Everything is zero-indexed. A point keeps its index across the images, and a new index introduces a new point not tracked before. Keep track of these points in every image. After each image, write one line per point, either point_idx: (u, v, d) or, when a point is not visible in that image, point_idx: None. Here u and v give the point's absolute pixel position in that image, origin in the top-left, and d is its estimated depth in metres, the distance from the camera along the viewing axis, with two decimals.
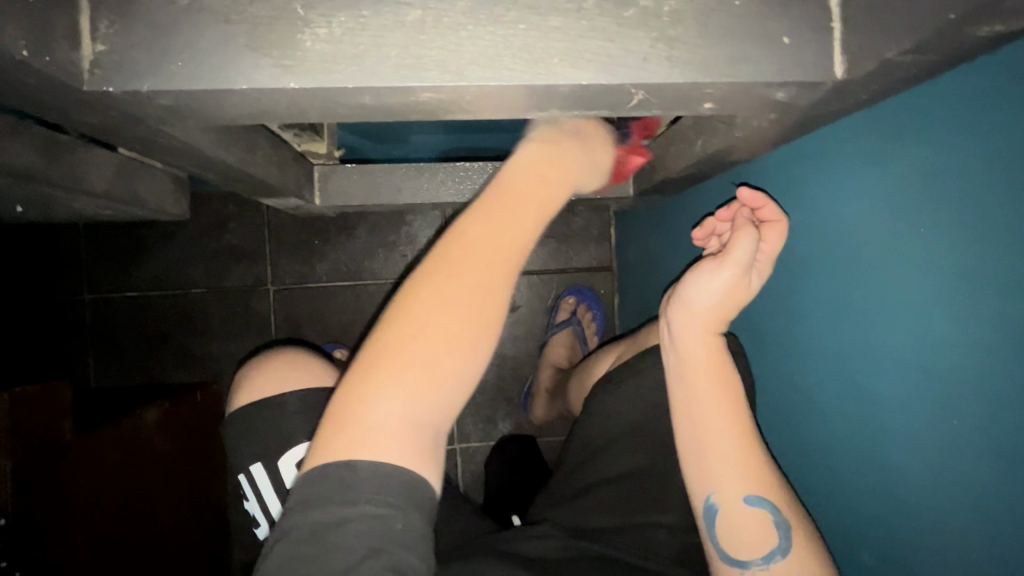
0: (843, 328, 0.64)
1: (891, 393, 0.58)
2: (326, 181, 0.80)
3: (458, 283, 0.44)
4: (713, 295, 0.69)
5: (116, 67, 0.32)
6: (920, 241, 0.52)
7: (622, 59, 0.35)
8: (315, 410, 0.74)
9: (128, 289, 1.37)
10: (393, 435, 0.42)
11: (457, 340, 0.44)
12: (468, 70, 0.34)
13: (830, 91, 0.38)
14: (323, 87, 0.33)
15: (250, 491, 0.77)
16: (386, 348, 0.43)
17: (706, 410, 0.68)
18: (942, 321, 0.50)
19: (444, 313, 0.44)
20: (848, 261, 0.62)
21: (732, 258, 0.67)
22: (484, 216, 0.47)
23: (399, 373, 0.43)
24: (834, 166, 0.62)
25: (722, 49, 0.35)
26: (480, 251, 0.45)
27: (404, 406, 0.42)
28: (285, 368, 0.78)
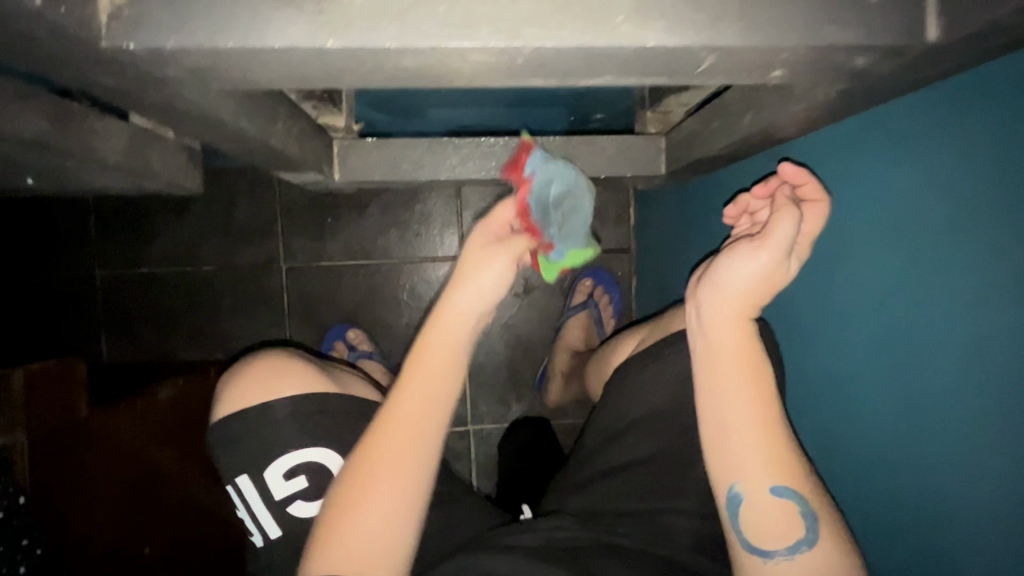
0: (885, 318, 0.60)
1: (926, 386, 0.55)
2: (345, 155, 0.77)
3: (382, 451, 0.53)
4: (745, 280, 0.65)
5: (134, 21, 0.29)
6: (990, 226, 0.47)
7: (692, 18, 0.31)
8: (305, 415, 0.76)
9: (139, 265, 1.36)
10: (360, 555, 0.51)
11: (393, 465, 0.52)
12: (520, 30, 0.31)
13: (915, 59, 0.35)
14: (362, 46, 0.30)
15: (239, 501, 0.80)
16: (341, 504, 0.52)
17: (733, 397, 0.65)
18: (1008, 314, 0.47)
19: (380, 454, 0.52)
20: (892, 245, 0.58)
21: (772, 241, 0.63)
22: (402, 389, 0.54)
23: (351, 525, 0.51)
24: (895, 141, 0.57)
25: (802, 9, 0.32)
26: (411, 407, 0.53)
27: (358, 535, 0.51)
28: (270, 372, 0.79)
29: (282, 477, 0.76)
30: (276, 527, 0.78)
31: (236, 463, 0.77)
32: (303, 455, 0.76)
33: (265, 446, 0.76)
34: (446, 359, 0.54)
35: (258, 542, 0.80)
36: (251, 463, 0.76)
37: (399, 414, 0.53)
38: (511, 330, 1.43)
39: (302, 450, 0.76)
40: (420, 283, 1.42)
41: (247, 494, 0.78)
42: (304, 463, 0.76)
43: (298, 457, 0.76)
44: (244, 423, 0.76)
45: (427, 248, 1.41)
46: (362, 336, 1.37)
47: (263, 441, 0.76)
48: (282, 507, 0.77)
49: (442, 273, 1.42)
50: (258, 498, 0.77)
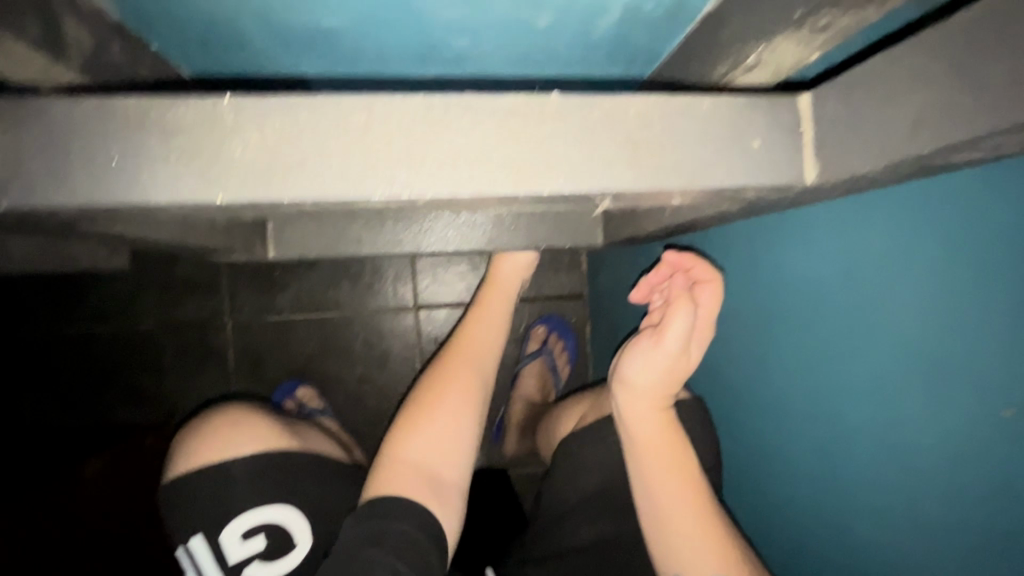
0: (810, 404, 0.62)
1: (841, 462, 0.59)
2: (280, 231, 0.76)
3: (450, 372, 0.76)
4: (653, 374, 0.67)
5: (10, 178, 0.28)
6: (897, 327, 0.50)
7: (586, 165, 0.32)
8: (261, 472, 0.75)
9: (71, 325, 1.28)
10: (425, 458, 0.70)
11: (456, 393, 0.74)
12: (419, 178, 0.31)
13: (802, 191, 0.37)
14: (254, 199, 0.30)
15: (186, 568, 0.74)
16: (410, 418, 0.72)
17: (662, 484, 0.66)
18: (921, 409, 0.49)
19: (448, 380, 0.75)
20: (799, 327, 0.63)
21: (666, 338, 0.66)
22: (472, 324, 0.83)
23: (430, 426, 0.71)
24: (801, 240, 0.61)
25: (690, 153, 0.33)
26: (471, 353, 0.79)
27: (425, 444, 0.70)
28: (230, 431, 0.78)
29: (237, 538, 0.73)
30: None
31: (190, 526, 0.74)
32: (264, 513, 0.73)
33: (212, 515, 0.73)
34: (494, 323, 0.84)
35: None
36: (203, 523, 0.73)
37: (461, 362, 0.78)
38: None
39: (259, 508, 0.73)
40: (372, 334, 1.40)
41: (196, 557, 0.74)
42: (264, 522, 0.73)
43: (255, 518, 0.73)
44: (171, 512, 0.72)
45: (380, 299, 1.40)
46: (313, 393, 1.32)
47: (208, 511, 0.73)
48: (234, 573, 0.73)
49: (395, 324, 1.41)
50: (209, 560, 0.73)
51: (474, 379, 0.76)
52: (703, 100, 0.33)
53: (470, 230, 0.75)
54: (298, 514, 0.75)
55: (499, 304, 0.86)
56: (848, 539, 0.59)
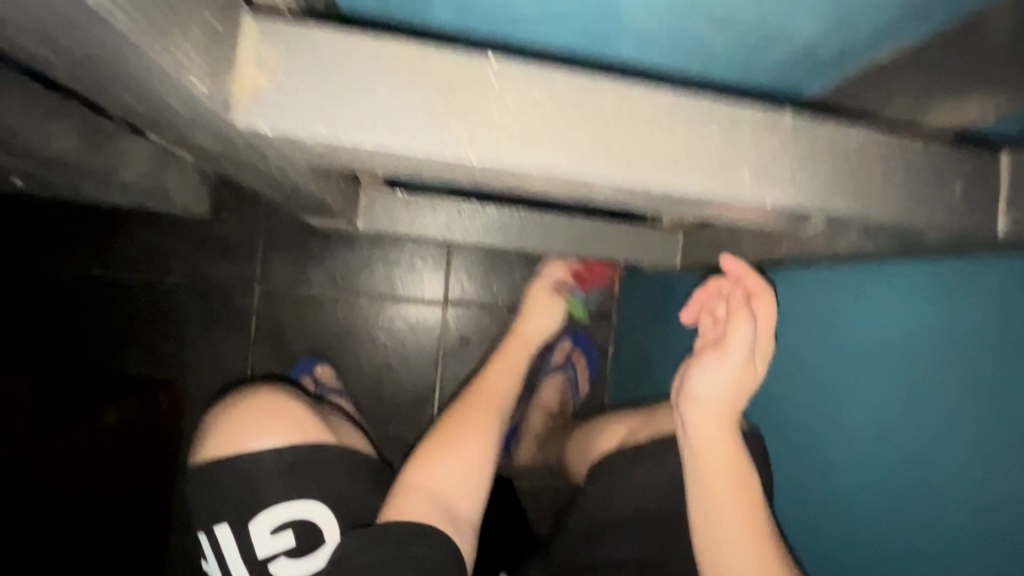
0: (845, 460, 0.64)
1: (879, 526, 0.58)
2: (371, 203, 0.75)
3: (474, 409, 0.73)
4: (717, 388, 0.69)
5: (271, 101, 0.27)
6: (937, 389, 0.54)
7: (808, 185, 0.33)
8: (291, 467, 0.68)
9: (96, 268, 1.24)
10: (442, 489, 0.66)
11: (475, 430, 0.71)
12: (655, 171, 0.31)
13: (979, 241, 0.38)
14: (501, 163, 0.30)
15: (208, 549, 0.69)
16: (432, 443, 0.69)
17: (722, 510, 0.65)
18: (957, 466, 0.52)
19: (469, 415, 0.72)
20: (852, 386, 0.63)
21: (732, 350, 0.67)
22: (497, 368, 0.80)
23: (448, 455, 0.68)
24: (849, 308, 0.65)
25: (901, 188, 0.34)
26: (491, 393, 0.76)
27: (445, 474, 0.66)
28: (262, 416, 0.70)
29: (268, 532, 0.66)
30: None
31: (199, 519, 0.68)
32: (294, 507, 0.67)
33: (231, 515, 0.67)
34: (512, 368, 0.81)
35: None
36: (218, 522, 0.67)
37: (494, 389, 0.77)
38: None
39: (288, 503, 0.67)
40: (398, 322, 1.38)
41: (222, 548, 0.67)
42: (293, 518, 0.67)
43: (283, 513, 0.66)
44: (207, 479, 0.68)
45: (411, 289, 1.38)
46: (331, 373, 1.29)
47: (234, 506, 0.67)
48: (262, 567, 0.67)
49: (423, 316, 1.39)
50: (236, 551, 0.67)
51: (492, 421, 0.72)
52: (917, 140, 0.34)
53: (531, 227, 0.76)
54: (329, 509, 0.68)
55: (520, 351, 0.83)
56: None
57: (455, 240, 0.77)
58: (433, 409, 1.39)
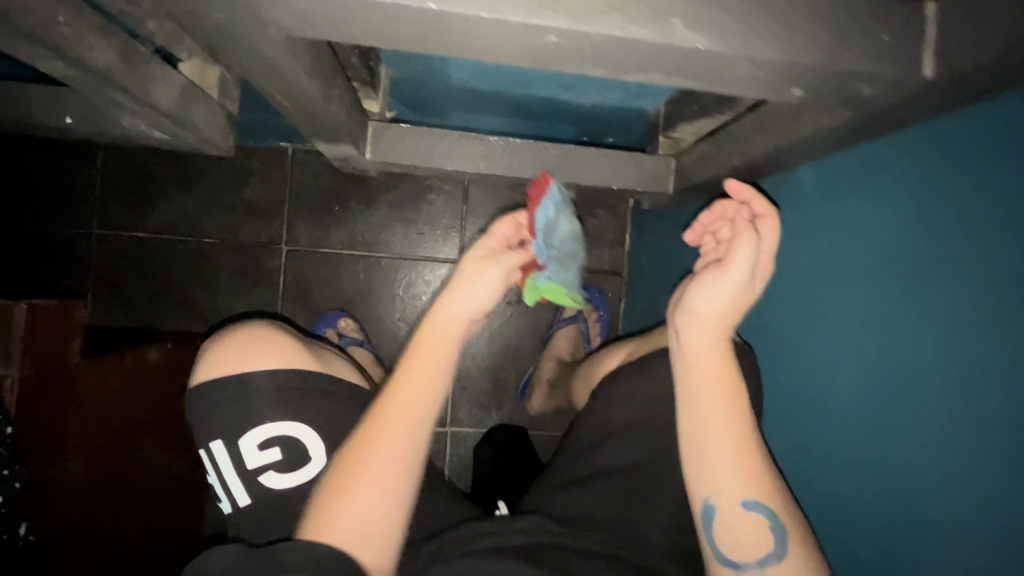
0: (853, 348, 0.61)
1: (898, 434, 0.55)
2: (378, 136, 0.81)
3: (382, 439, 0.53)
4: (716, 305, 0.67)
5: None
6: (949, 259, 0.50)
7: (737, 30, 0.37)
8: (283, 390, 0.75)
9: (140, 230, 1.35)
10: (347, 532, 0.51)
11: (383, 459, 0.53)
12: (594, 16, 0.36)
13: (914, 92, 0.41)
14: (456, 11, 0.35)
15: (210, 465, 0.77)
16: (331, 481, 0.53)
17: (711, 419, 0.66)
18: (965, 336, 0.48)
19: (375, 440, 0.53)
20: (864, 288, 0.60)
21: (734, 267, 0.65)
22: (406, 383, 0.55)
23: (350, 499, 0.51)
24: (856, 188, 0.62)
25: (827, 34, 0.38)
26: (404, 411, 0.54)
27: (350, 517, 0.51)
28: (248, 344, 0.78)
29: (256, 446, 0.74)
30: (244, 494, 0.76)
31: (208, 429, 0.74)
32: (280, 427, 0.75)
33: (243, 417, 0.74)
34: (433, 370, 0.56)
35: (227, 508, 0.78)
36: (239, 422, 0.74)
37: (415, 389, 0.55)
38: (498, 336, 1.45)
39: (275, 423, 0.75)
40: (416, 280, 1.44)
41: (219, 463, 0.76)
42: (280, 435, 0.75)
43: (270, 431, 0.74)
44: (230, 383, 0.75)
45: (428, 247, 1.44)
46: (354, 326, 1.37)
47: (233, 416, 0.74)
48: (253, 477, 0.75)
49: (440, 273, 1.44)
50: (229, 462, 0.75)
51: (406, 445, 0.54)
52: None
53: (526, 152, 0.82)
54: (309, 429, 0.75)
55: (444, 345, 0.56)
56: (893, 505, 0.55)
57: (456, 169, 0.83)
58: None
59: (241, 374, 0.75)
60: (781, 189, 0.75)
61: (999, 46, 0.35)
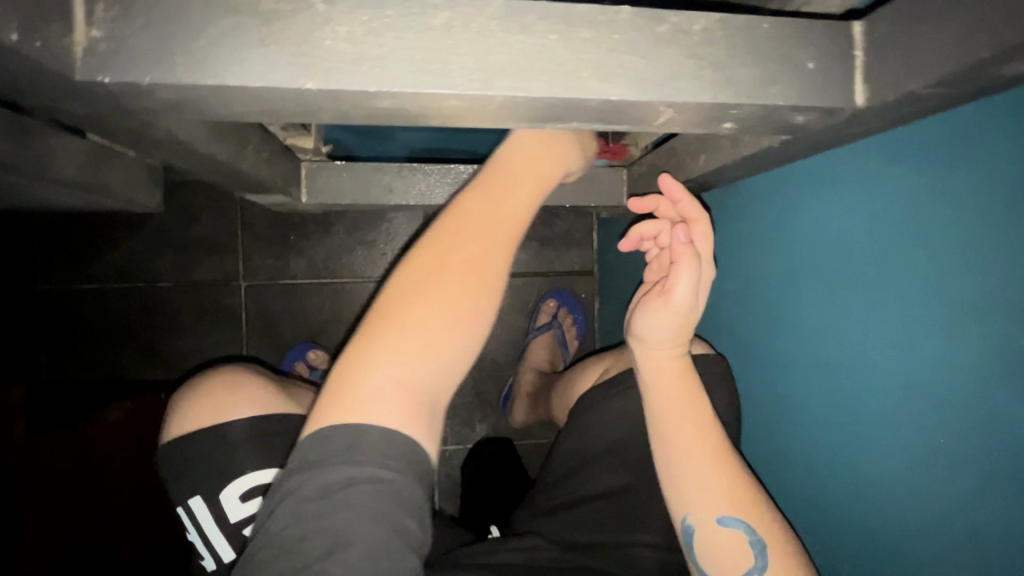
0: (824, 352, 0.60)
1: (882, 440, 0.53)
2: (313, 176, 0.77)
3: (442, 268, 0.43)
4: (664, 331, 0.64)
5: (111, 56, 0.29)
6: (913, 266, 0.48)
7: (652, 76, 0.34)
8: (262, 438, 0.66)
9: (85, 281, 1.27)
10: (391, 398, 0.41)
11: (444, 296, 0.43)
12: (497, 78, 0.33)
13: (847, 118, 0.38)
14: (339, 89, 0.31)
15: (190, 522, 0.67)
16: (390, 300, 0.43)
17: (682, 437, 0.62)
18: (934, 342, 0.46)
19: (432, 276, 0.43)
20: (834, 294, 0.57)
21: (676, 295, 0.62)
22: (478, 199, 0.47)
23: (405, 332, 0.42)
24: (812, 191, 0.60)
25: (751, 71, 0.35)
26: (471, 239, 0.45)
27: (401, 366, 0.41)
28: (212, 391, 0.68)
29: (241, 495, 0.65)
30: (232, 549, 0.66)
31: (190, 483, 0.65)
32: (265, 474, 0.66)
33: (218, 468, 0.65)
34: (502, 194, 0.47)
35: (213, 564, 0.68)
36: (209, 482, 0.65)
37: (463, 233, 0.45)
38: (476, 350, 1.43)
39: (260, 470, 0.66)
40: None
41: (199, 519, 0.66)
42: (265, 483, 0.66)
43: (255, 479, 0.65)
44: (189, 452, 0.65)
45: None
46: (324, 356, 1.29)
47: (209, 470, 0.65)
48: (238, 530, 0.66)
49: None
50: (211, 518, 0.65)
51: (485, 282, 0.45)
52: (763, 22, 0.35)
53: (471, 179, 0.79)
54: None
55: (532, 164, 0.50)
56: (880, 507, 0.54)
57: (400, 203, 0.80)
58: None
59: (215, 425, 0.65)
60: (739, 193, 0.74)
61: (932, 73, 0.32)
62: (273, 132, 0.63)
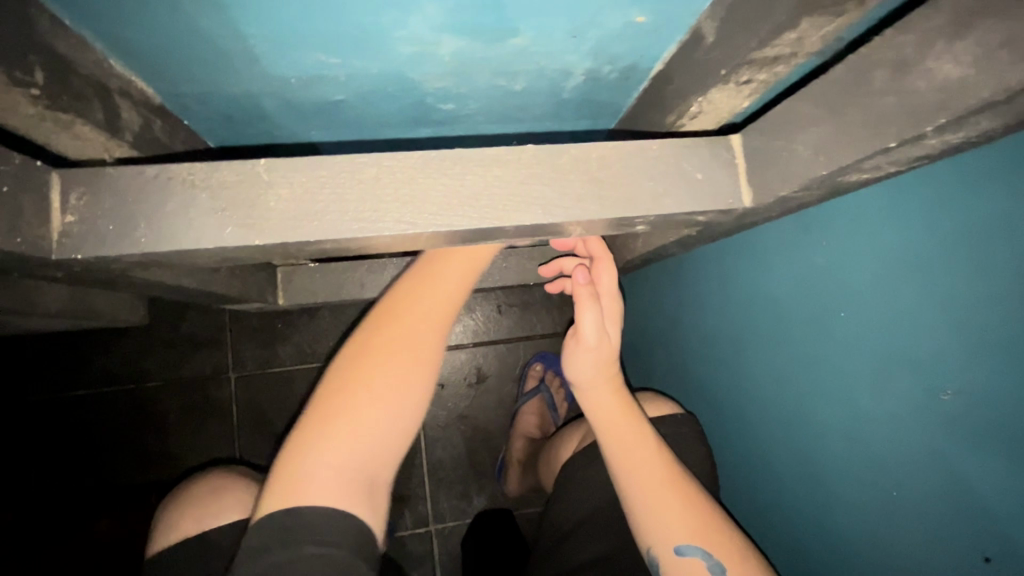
0: (784, 408, 0.64)
1: (855, 492, 0.56)
2: (289, 279, 0.82)
3: (371, 359, 0.49)
4: (588, 371, 0.69)
5: (83, 236, 0.34)
6: (843, 331, 0.54)
7: (558, 201, 0.39)
8: (247, 539, 0.66)
9: (75, 389, 1.28)
10: (325, 487, 0.45)
11: (371, 386, 0.48)
12: (422, 218, 0.37)
13: (743, 212, 0.43)
14: (281, 240, 0.36)
15: None
16: (330, 388, 0.48)
17: (635, 472, 0.64)
18: (874, 400, 0.51)
19: (364, 366, 0.48)
20: (785, 354, 0.62)
21: (583, 335, 0.68)
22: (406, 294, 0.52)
23: (336, 423, 0.46)
24: (748, 262, 0.66)
25: (646, 186, 0.40)
26: (394, 331, 0.50)
27: (333, 457, 0.46)
28: (202, 503, 0.69)
29: None
30: None
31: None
32: None
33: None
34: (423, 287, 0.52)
35: None
36: None
37: (389, 328, 0.50)
38: (468, 421, 1.43)
39: None
40: None
41: None
42: None
43: None
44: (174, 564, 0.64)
45: None
46: None
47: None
48: None
49: None
50: None
51: (412, 368, 0.49)
52: (652, 144, 0.40)
53: None
54: None
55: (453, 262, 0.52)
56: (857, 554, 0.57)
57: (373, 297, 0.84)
58: (421, 459, 1.40)
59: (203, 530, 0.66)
60: (688, 264, 0.80)
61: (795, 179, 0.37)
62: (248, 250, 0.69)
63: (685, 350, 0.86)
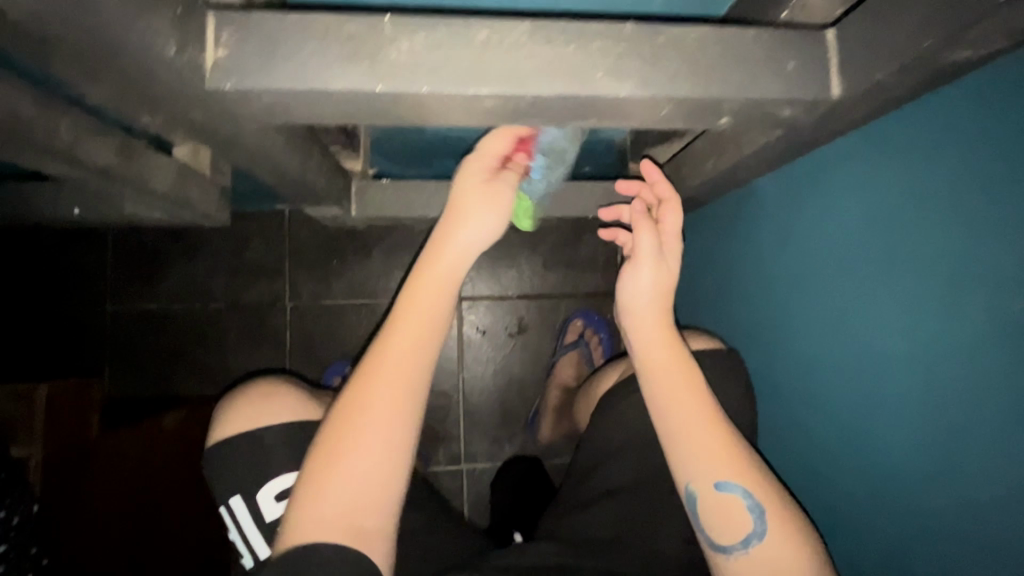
0: (835, 339, 0.64)
1: (903, 422, 0.55)
2: (361, 194, 0.87)
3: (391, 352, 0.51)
4: (643, 294, 0.65)
5: (231, 69, 0.38)
6: (913, 250, 0.53)
7: (653, 77, 0.41)
8: (298, 441, 0.68)
9: (148, 301, 1.38)
10: (341, 491, 0.48)
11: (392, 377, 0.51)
12: (526, 81, 0.40)
13: (829, 108, 0.45)
14: (400, 90, 0.40)
15: (230, 523, 0.70)
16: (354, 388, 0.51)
17: (681, 407, 0.60)
18: (938, 319, 0.51)
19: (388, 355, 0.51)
20: (845, 283, 0.62)
21: (642, 254, 0.64)
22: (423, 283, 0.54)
23: (355, 423, 0.49)
24: (818, 191, 0.66)
25: (739, 70, 0.42)
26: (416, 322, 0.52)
27: (353, 459, 0.49)
28: (258, 402, 0.71)
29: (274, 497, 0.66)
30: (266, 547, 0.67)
31: (231, 482, 0.68)
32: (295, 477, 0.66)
33: (256, 471, 0.67)
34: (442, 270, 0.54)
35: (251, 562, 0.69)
36: (247, 481, 0.67)
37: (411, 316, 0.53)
38: (505, 369, 1.47)
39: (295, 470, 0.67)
40: None
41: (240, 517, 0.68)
42: None
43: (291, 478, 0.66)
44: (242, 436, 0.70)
45: None
46: None
47: (249, 472, 0.67)
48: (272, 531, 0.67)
49: None
50: (248, 515, 0.68)
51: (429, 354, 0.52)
52: (748, 30, 0.42)
53: None
54: None
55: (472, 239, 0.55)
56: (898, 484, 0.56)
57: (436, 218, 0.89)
58: (458, 400, 1.45)
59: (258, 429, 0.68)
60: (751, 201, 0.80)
61: (891, 62, 0.38)
62: (332, 154, 0.74)
63: (737, 294, 0.87)
